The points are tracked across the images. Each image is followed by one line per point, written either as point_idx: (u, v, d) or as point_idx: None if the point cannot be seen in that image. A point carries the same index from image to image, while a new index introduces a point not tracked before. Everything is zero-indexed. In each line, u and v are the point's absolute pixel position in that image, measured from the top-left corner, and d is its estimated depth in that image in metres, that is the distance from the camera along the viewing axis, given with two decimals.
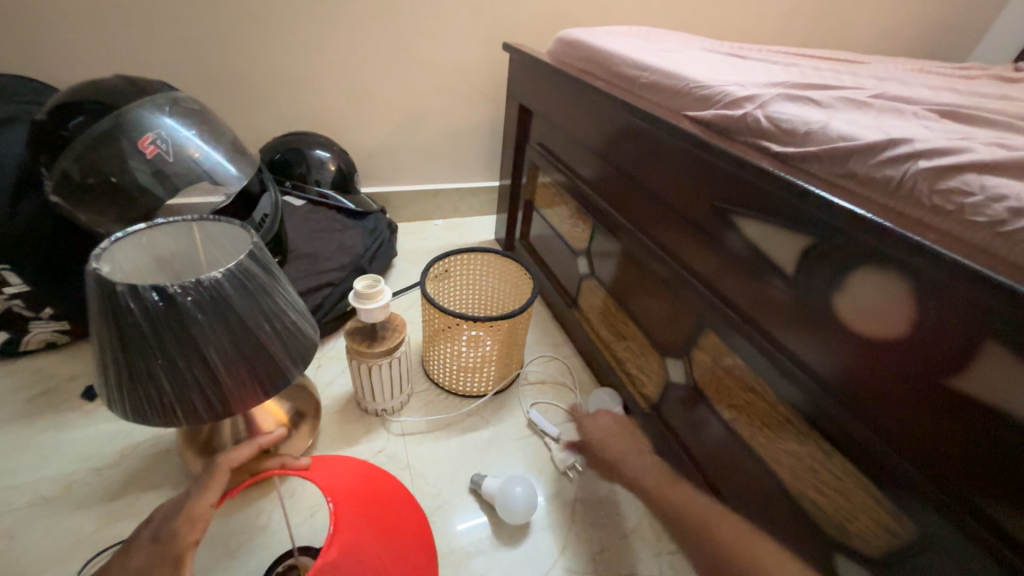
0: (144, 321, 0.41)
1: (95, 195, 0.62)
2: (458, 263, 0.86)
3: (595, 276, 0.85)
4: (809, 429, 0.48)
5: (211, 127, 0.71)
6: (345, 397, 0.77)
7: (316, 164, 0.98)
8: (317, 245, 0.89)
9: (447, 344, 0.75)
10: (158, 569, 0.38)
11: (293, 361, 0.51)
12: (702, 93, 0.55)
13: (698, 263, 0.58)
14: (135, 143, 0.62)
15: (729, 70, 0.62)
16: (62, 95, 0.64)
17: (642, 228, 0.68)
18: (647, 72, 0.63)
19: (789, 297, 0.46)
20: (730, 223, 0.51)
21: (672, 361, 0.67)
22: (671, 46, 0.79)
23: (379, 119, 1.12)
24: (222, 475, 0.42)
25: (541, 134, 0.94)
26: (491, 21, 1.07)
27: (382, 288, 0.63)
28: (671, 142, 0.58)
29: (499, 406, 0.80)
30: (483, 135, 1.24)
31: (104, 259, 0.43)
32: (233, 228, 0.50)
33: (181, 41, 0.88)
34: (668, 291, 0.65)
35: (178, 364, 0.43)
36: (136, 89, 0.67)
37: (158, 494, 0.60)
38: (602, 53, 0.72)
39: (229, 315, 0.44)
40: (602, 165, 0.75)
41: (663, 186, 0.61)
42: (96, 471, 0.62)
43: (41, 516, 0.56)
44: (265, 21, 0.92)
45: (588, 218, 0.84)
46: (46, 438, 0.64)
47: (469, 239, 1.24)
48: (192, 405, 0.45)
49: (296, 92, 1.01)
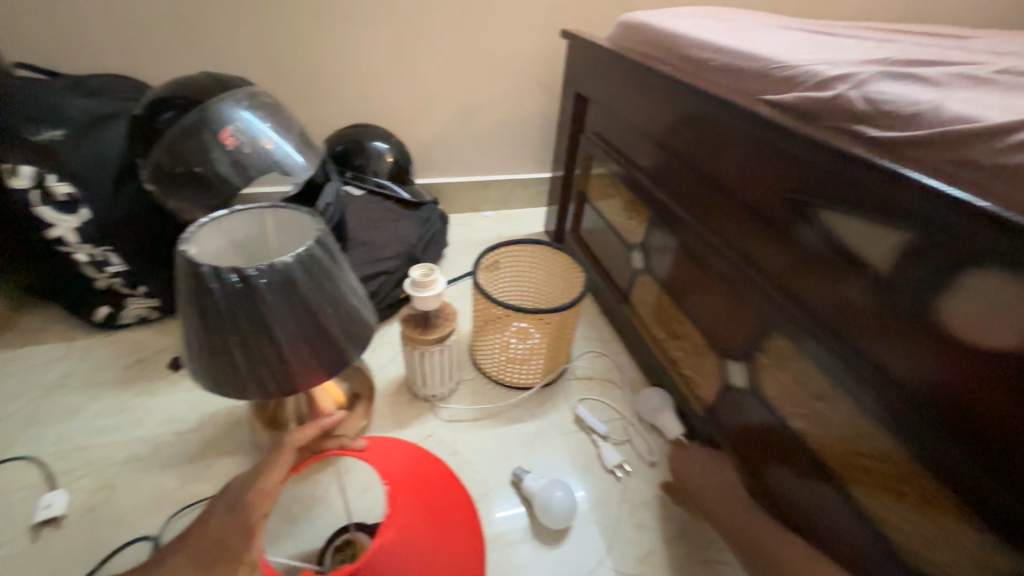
0: (224, 301, 0.44)
1: (181, 183, 0.68)
2: (508, 255, 0.86)
3: (651, 271, 0.81)
4: (896, 447, 0.43)
5: (282, 119, 0.75)
6: (397, 381, 0.79)
7: (375, 156, 1.01)
8: (374, 234, 0.92)
9: (496, 335, 0.75)
10: (231, 537, 0.41)
11: (352, 344, 0.54)
12: (785, 73, 0.50)
13: (764, 260, 0.54)
14: (216, 135, 0.67)
15: (812, 48, 0.56)
16: (157, 91, 0.70)
17: (703, 222, 0.64)
18: (718, 54, 0.59)
19: (875, 300, 0.41)
20: (807, 216, 0.47)
21: (732, 364, 0.63)
22: (742, 25, 0.73)
23: (435, 110, 1.13)
24: (288, 454, 0.46)
25: (597, 122, 0.91)
26: (549, 7, 1.05)
27: (436, 277, 0.64)
28: (740, 128, 0.53)
29: (546, 399, 0.79)
30: (536, 125, 1.22)
31: (190, 242, 0.47)
32: (302, 215, 0.52)
33: (257, 39, 0.94)
34: (730, 289, 0.61)
35: (251, 342, 0.46)
36: (219, 84, 0.72)
37: (230, 459, 0.65)
38: (667, 36, 0.69)
39: (296, 297, 0.47)
40: (662, 154, 0.71)
41: (729, 176, 0.57)
42: (179, 435, 0.68)
43: (134, 471, 0.63)
44: (332, 16, 0.95)
45: (645, 211, 0.80)
46: (139, 401, 0.72)
47: (518, 231, 1.23)
48: (263, 381, 0.48)
49: (358, 85, 1.05)
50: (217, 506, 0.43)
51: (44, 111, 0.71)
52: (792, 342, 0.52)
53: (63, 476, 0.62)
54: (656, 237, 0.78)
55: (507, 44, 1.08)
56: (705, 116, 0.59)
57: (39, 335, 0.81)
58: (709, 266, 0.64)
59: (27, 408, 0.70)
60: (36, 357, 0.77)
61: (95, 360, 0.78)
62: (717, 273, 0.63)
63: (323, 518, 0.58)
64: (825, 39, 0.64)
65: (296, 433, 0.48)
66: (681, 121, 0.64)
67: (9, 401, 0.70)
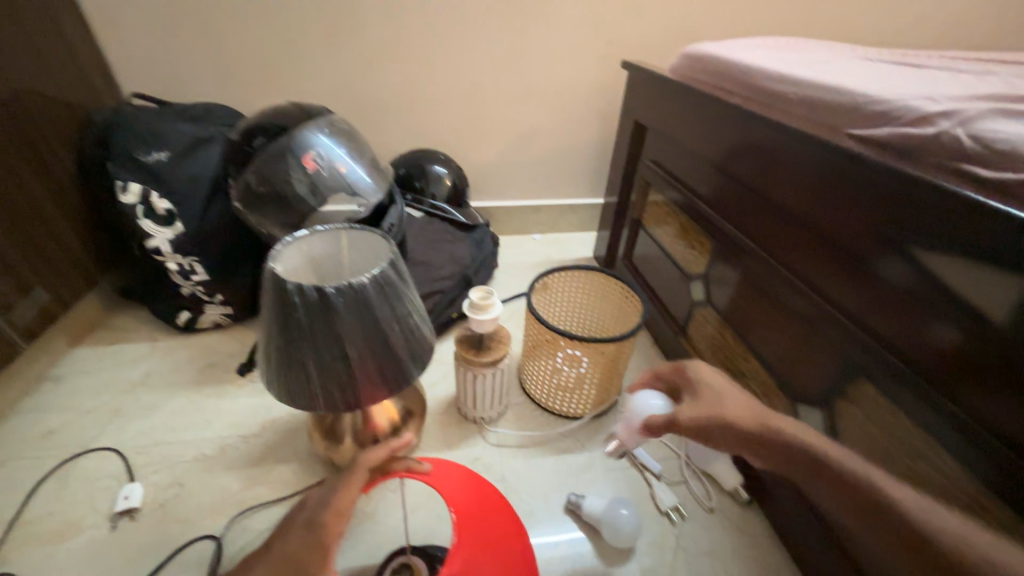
0: (304, 316, 0.47)
1: (264, 202, 0.73)
2: (562, 280, 0.85)
3: (711, 303, 0.78)
4: (1014, 520, 0.38)
5: (357, 146, 0.80)
6: (447, 400, 0.80)
7: (434, 179, 1.05)
8: (431, 254, 0.95)
9: (546, 360, 0.74)
10: (311, 554, 0.42)
11: (414, 363, 0.55)
12: (876, 108, 0.48)
13: (843, 297, 0.51)
14: (300, 159, 0.73)
15: (898, 82, 0.54)
16: (251, 119, 0.76)
17: (772, 254, 0.61)
18: (796, 87, 0.57)
19: (988, 352, 0.37)
20: (899, 254, 0.44)
21: (807, 408, 0.59)
22: (813, 57, 0.72)
23: (493, 137, 1.17)
24: (359, 474, 0.47)
25: (655, 151, 0.90)
26: (609, 40, 1.07)
27: (493, 301, 0.65)
28: (823, 163, 0.51)
29: (595, 431, 0.77)
30: (590, 151, 1.24)
31: (277, 260, 0.51)
32: (376, 237, 0.55)
33: (335, 70, 1.01)
34: (804, 327, 0.58)
35: (325, 356, 0.48)
36: (304, 112, 0.78)
37: (288, 467, 0.68)
38: (737, 68, 0.68)
39: (369, 316, 0.49)
40: (727, 185, 0.69)
41: (805, 209, 0.54)
42: (243, 439, 0.71)
43: (203, 471, 0.67)
44: (403, 49, 1.01)
45: (706, 241, 0.78)
46: (209, 404, 0.76)
47: (567, 255, 1.23)
48: (331, 395, 0.50)
49: (422, 112, 1.10)
50: (296, 521, 0.45)
51: (153, 135, 0.80)
52: (879, 387, 0.48)
53: (140, 470, 0.66)
54: (717, 268, 0.75)
55: (566, 74, 1.10)
56: (778, 149, 0.57)
57: (128, 335, 0.88)
58: (779, 300, 0.61)
59: (114, 403, 0.76)
60: (124, 355, 0.84)
61: (174, 361, 0.84)
62: (787, 308, 0.60)
63: (371, 537, 0.58)
64: (908, 71, 0.62)
65: (368, 453, 0.49)
66: (749, 153, 0.63)
67: (99, 395, 0.77)
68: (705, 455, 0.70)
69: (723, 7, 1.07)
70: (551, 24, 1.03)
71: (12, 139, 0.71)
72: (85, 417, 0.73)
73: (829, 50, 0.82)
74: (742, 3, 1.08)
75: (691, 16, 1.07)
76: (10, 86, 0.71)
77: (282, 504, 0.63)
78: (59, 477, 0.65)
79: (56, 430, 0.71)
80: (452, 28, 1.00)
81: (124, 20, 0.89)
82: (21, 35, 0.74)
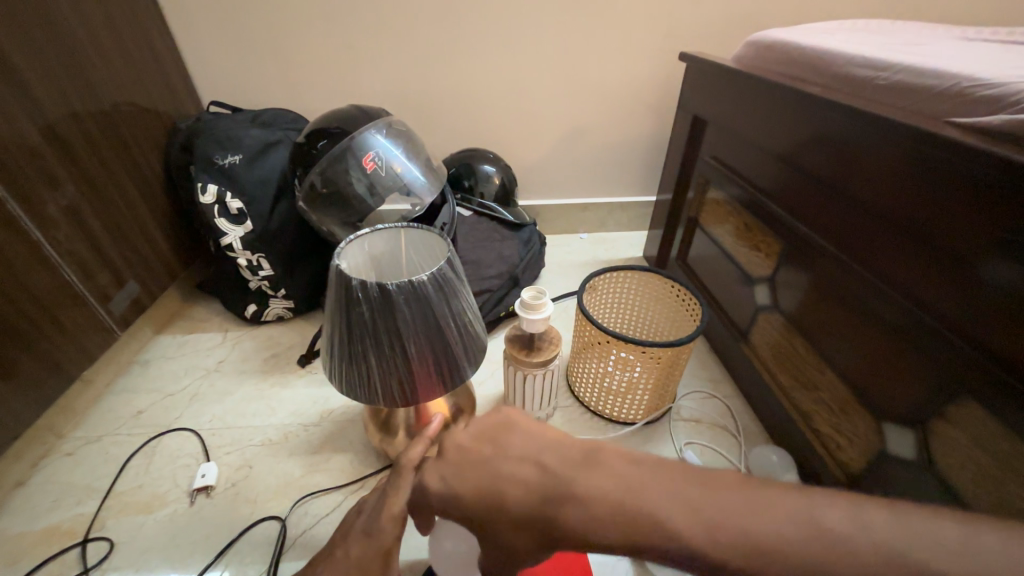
0: (367, 312, 0.48)
1: (327, 202, 0.77)
2: (613, 280, 0.83)
3: (776, 307, 0.73)
4: None
5: (412, 147, 0.82)
6: (495, 399, 0.81)
7: (483, 178, 1.05)
8: (480, 253, 0.97)
9: (596, 362, 0.72)
10: (372, 558, 0.45)
11: (468, 360, 0.56)
12: (987, 94, 0.43)
13: (941, 303, 0.46)
14: (359, 161, 0.75)
15: (1011, 65, 0.49)
16: (315, 123, 0.80)
17: (850, 253, 0.57)
18: (887, 72, 0.53)
19: None
20: (1006, 254, 0.40)
21: (892, 427, 0.54)
22: (904, 40, 0.66)
23: (542, 135, 1.16)
24: (409, 475, 0.47)
25: (716, 145, 0.86)
26: (666, 31, 1.03)
27: (545, 301, 0.64)
28: (917, 155, 0.47)
29: (647, 438, 0.75)
30: (641, 148, 1.20)
31: (342, 257, 0.53)
32: (433, 236, 0.56)
33: (392, 74, 1.04)
34: (887, 335, 0.53)
35: (386, 351, 0.49)
36: (364, 115, 0.81)
37: (345, 456, 0.71)
38: (814, 54, 0.63)
39: (429, 314, 0.49)
40: (798, 180, 0.64)
41: (892, 205, 0.50)
42: (304, 427, 0.75)
43: (268, 455, 0.71)
44: (457, 49, 1.02)
45: (772, 241, 0.73)
46: (274, 392, 0.81)
47: (616, 255, 1.21)
48: (390, 388, 0.52)
49: (472, 112, 1.11)
50: (354, 529, 0.48)
51: (227, 139, 0.85)
52: (982, 405, 0.44)
53: (214, 451, 0.71)
54: (783, 269, 0.70)
55: (619, 68, 1.07)
56: (861, 140, 0.53)
57: (203, 325, 0.96)
58: (856, 305, 0.57)
59: (191, 387, 0.82)
60: (200, 343, 0.92)
61: (242, 351, 0.90)
62: (867, 314, 0.55)
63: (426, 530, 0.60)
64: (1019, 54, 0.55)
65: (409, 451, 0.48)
66: (825, 145, 0.58)
67: (179, 379, 0.84)
68: (769, 471, 0.67)
69: None
70: (606, 17, 1.00)
71: (112, 147, 0.78)
72: (167, 399, 0.80)
73: (918, 32, 0.74)
74: None
75: (758, 2, 1.01)
76: (111, 98, 0.79)
77: (340, 492, 0.66)
78: (146, 453, 0.71)
79: (143, 410, 0.78)
80: (504, 27, 1.00)
81: (203, 33, 0.96)
82: (120, 52, 0.81)
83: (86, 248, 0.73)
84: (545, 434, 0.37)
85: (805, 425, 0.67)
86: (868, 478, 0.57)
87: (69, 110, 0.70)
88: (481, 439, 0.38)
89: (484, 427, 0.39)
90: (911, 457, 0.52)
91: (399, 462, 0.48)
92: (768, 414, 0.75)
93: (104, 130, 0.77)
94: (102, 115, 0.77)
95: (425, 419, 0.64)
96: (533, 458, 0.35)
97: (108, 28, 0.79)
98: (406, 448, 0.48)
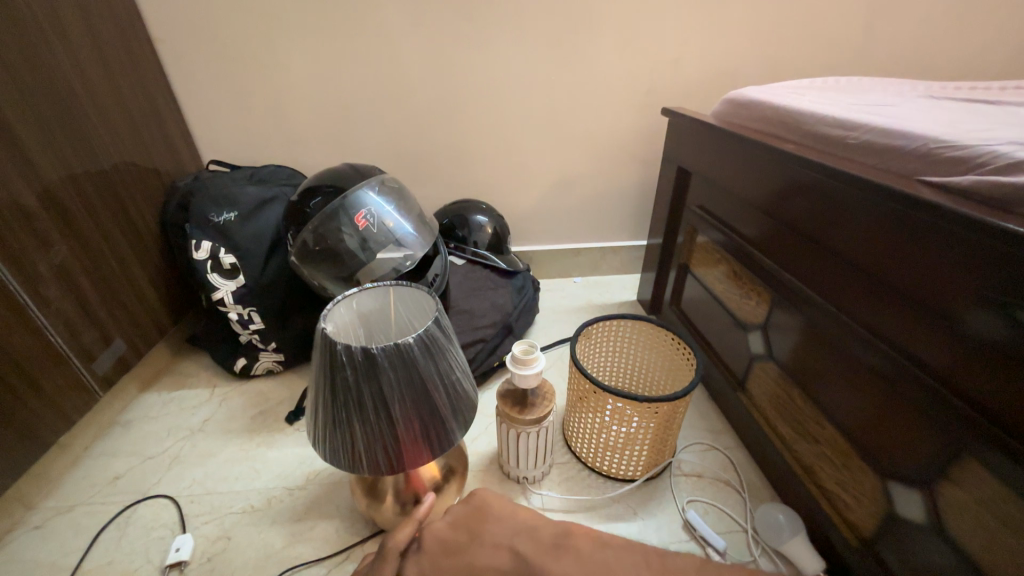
0: (351, 376, 0.47)
1: (319, 258, 0.77)
2: (606, 330, 0.82)
3: (770, 355, 0.72)
4: None
5: (404, 203, 0.84)
6: (489, 456, 0.78)
7: (476, 228, 1.07)
8: (473, 302, 0.97)
9: (591, 415, 0.70)
10: None
11: (456, 422, 0.54)
12: (953, 155, 0.45)
13: (931, 356, 0.46)
14: (352, 218, 0.77)
15: (974, 125, 0.51)
16: (310, 181, 0.82)
17: (837, 304, 0.57)
18: (856, 132, 0.55)
19: None
20: (992, 308, 0.40)
21: (898, 486, 0.51)
22: (871, 98, 0.69)
23: (533, 184, 1.20)
24: (393, 560, 0.49)
25: (701, 195, 0.88)
26: (648, 88, 1.09)
27: (537, 355, 0.63)
28: (893, 211, 0.48)
29: (647, 497, 0.72)
30: (631, 195, 1.24)
31: (327, 319, 0.52)
32: (422, 293, 0.56)
33: (387, 132, 1.09)
34: (880, 387, 0.52)
35: (369, 416, 0.48)
36: (359, 174, 0.83)
37: (331, 523, 0.67)
38: (786, 113, 0.66)
39: (415, 376, 0.49)
40: (780, 232, 0.66)
41: (873, 257, 0.51)
42: (289, 491, 0.72)
43: (249, 524, 0.67)
44: (450, 108, 1.07)
45: (760, 288, 0.73)
46: (260, 452, 0.78)
47: (610, 299, 1.21)
48: (374, 454, 0.50)
49: (466, 165, 1.15)
50: None
51: (223, 197, 0.87)
52: (983, 464, 0.42)
53: (191, 521, 0.68)
54: (774, 316, 0.70)
55: (606, 123, 1.12)
56: (838, 194, 0.54)
57: (191, 381, 0.94)
58: (847, 356, 0.56)
59: (172, 450, 0.79)
60: (186, 400, 0.89)
61: (229, 408, 0.87)
62: (858, 365, 0.55)
63: None
64: (981, 112, 0.58)
65: (394, 532, 0.51)
66: (805, 198, 0.60)
67: (161, 441, 0.81)
68: (776, 531, 0.63)
69: (766, 51, 1.07)
70: (589, 77, 1.06)
71: (108, 206, 0.80)
72: (147, 463, 0.77)
73: (884, 89, 0.79)
74: (787, 45, 1.06)
75: (734, 61, 1.08)
76: (110, 160, 0.81)
77: (324, 564, 0.62)
78: (119, 525, 0.67)
79: (120, 476, 0.75)
80: (493, 88, 1.06)
81: (205, 96, 1.00)
82: (123, 117, 0.85)
83: (74, 308, 0.73)
84: (514, 523, 0.54)
85: (809, 481, 0.65)
86: (880, 542, 0.54)
87: (67, 173, 0.72)
88: (459, 526, 0.53)
89: (461, 515, 0.54)
90: (919, 519, 0.49)
91: (384, 545, 0.51)
92: (772, 468, 0.72)
93: (101, 191, 0.78)
94: (101, 176, 0.79)
95: (416, 483, 0.61)
96: (505, 546, 0.51)
97: (112, 96, 0.83)
98: (393, 530, 0.52)
